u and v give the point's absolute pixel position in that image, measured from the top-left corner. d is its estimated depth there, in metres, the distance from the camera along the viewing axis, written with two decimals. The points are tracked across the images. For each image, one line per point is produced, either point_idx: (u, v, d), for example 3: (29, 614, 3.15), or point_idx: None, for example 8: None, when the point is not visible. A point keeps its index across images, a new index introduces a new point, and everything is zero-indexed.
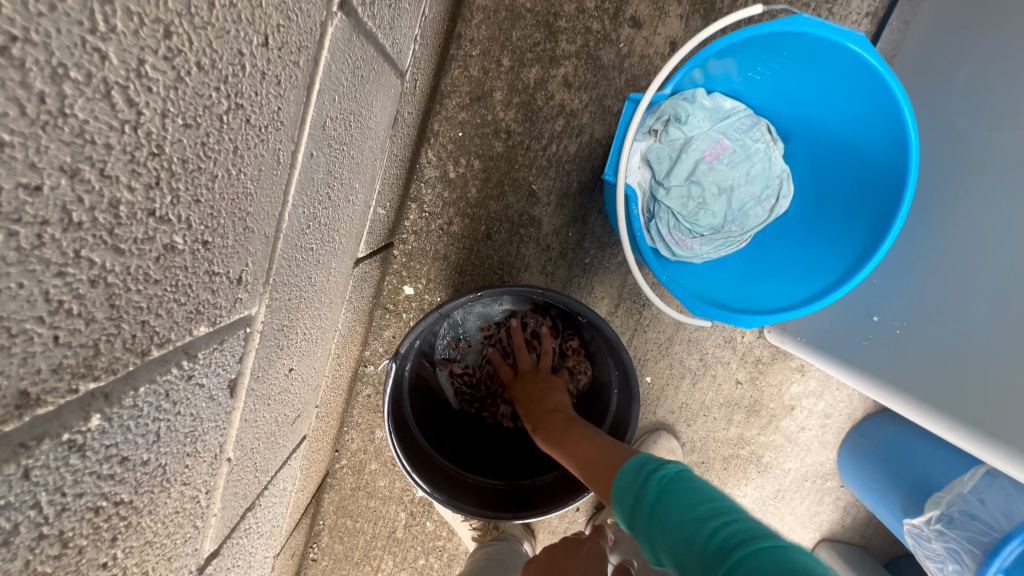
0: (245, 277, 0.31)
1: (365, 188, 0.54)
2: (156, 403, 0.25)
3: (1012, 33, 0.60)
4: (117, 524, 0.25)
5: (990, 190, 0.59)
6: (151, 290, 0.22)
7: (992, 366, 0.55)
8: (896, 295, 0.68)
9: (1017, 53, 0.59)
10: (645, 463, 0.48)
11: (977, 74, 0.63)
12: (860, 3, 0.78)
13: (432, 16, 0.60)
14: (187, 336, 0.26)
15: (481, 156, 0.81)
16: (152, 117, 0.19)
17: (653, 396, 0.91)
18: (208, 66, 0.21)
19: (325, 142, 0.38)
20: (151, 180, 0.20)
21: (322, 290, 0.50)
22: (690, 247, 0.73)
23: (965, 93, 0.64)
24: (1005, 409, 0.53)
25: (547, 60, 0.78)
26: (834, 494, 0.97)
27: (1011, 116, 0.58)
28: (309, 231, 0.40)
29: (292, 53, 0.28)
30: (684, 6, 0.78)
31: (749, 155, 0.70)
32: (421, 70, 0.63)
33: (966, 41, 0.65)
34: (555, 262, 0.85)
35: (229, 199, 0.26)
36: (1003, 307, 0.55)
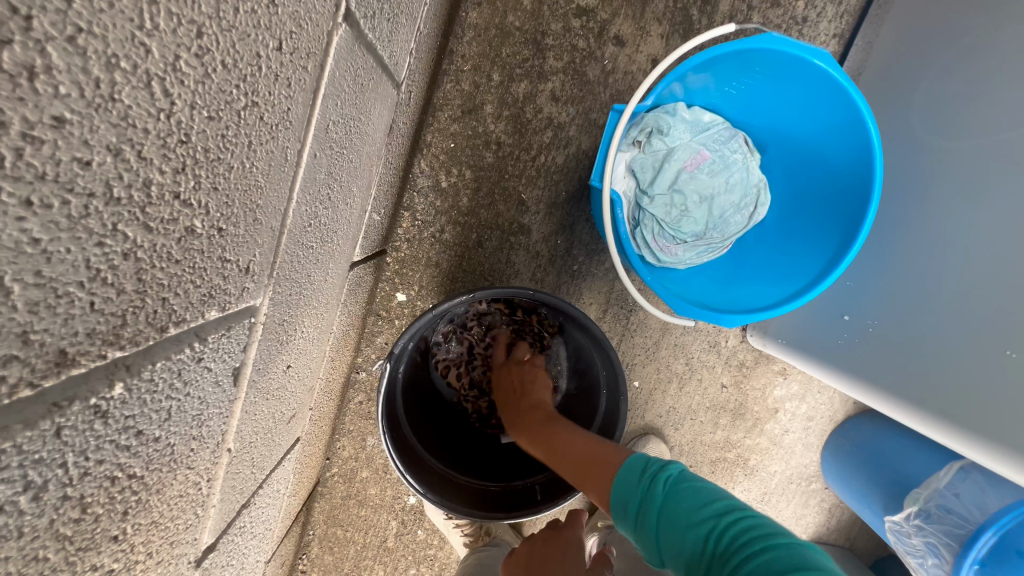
0: (252, 267, 0.32)
1: (362, 193, 0.57)
2: (170, 381, 0.27)
3: (966, 52, 0.64)
4: (129, 498, 0.26)
5: (950, 196, 0.63)
6: (172, 269, 0.23)
7: (961, 361, 0.57)
8: (866, 295, 0.71)
9: (971, 70, 0.63)
10: (646, 467, 0.50)
11: (935, 89, 0.67)
12: (827, 25, 0.83)
13: (426, 32, 0.63)
14: (200, 318, 0.28)
15: (472, 166, 0.84)
16: (183, 108, 0.21)
17: (640, 400, 0.93)
18: (230, 66, 0.23)
19: (327, 145, 0.40)
20: (178, 165, 0.21)
21: (320, 291, 0.51)
22: (674, 253, 0.76)
23: (924, 107, 0.69)
24: (971, 402, 0.56)
25: (535, 76, 0.82)
26: (819, 496, 0.99)
27: (967, 128, 0.62)
28: (310, 229, 0.42)
29: (302, 58, 0.30)
30: (664, 26, 0.82)
31: (728, 165, 0.74)
32: (415, 83, 0.66)
33: (926, 60, 0.70)
34: (544, 269, 0.87)
35: (242, 190, 0.28)
36: (969, 304, 0.58)
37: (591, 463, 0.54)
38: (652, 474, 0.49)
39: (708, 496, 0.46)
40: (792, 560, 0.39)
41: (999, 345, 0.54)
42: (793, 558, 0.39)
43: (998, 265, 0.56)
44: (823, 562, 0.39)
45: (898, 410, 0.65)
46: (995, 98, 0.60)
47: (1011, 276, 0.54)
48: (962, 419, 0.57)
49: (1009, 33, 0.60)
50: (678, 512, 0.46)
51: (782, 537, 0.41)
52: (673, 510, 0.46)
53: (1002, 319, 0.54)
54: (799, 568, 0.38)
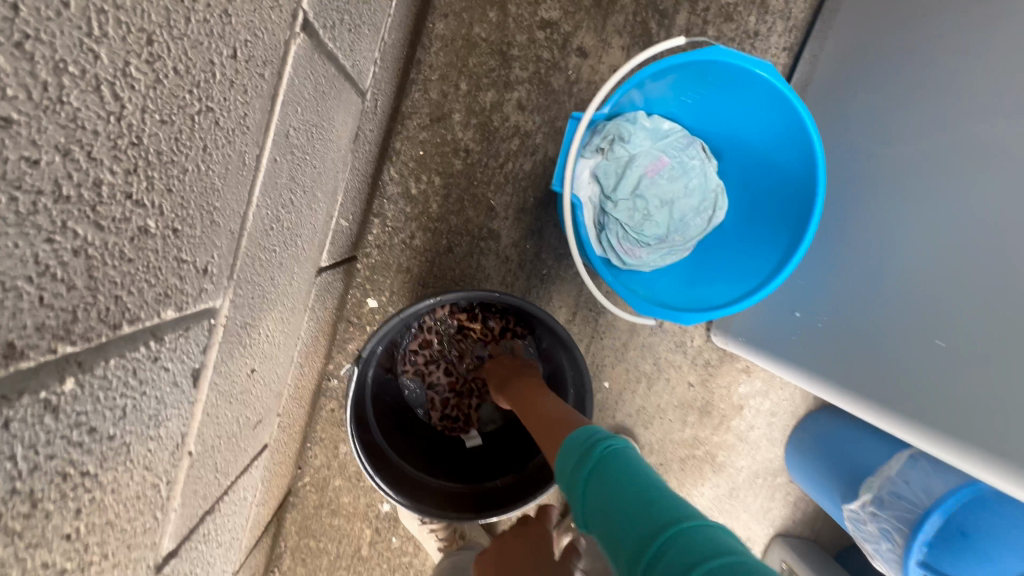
0: (211, 268, 0.33)
1: (327, 199, 0.57)
2: (125, 378, 0.27)
3: (902, 63, 0.69)
4: (82, 496, 0.26)
5: (889, 198, 0.67)
6: (125, 267, 0.24)
7: (900, 351, 0.61)
8: (816, 292, 0.75)
9: (906, 79, 0.68)
10: (590, 437, 0.52)
11: (876, 98, 0.72)
12: (777, 39, 0.88)
13: (391, 42, 0.65)
14: (155, 317, 0.28)
15: (441, 173, 0.85)
16: (134, 111, 0.22)
17: (611, 401, 0.96)
18: (183, 71, 0.24)
19: (288, 150, 0.41)
20: (129, 166, 0.22)
21: (285, 295, 0.52)
22: (638, 256, 0.79)
23: (866, 114, 0.73)
24: (908, 390, 0.60)
25: (501, 85, 0.84)
26: (784, 489, 1.03)
27: (903, 133, 0.67)
28: (272, 233, 0.43)
29: (258, 65, 0.31)
30: (624, 38, 0.86)
31: (687, 170, 0.77)
32: (382, 90, 0.67)
33: (868, 70, 0.75)
34: (514, 273, 0.89)
35: (198, 192, 0.29)
36: (905, 297, 0.62)
37: (562, 422, 0.58)
38: (590, 447, 0.50)
39: (634, 477, 0.46)
40: (696, 551, 0.38)
41: (931, 335, 0.58)
42: (706, 544, 0.38)
43: (929, 261, 0.60)
44: (733, 550, 0.38)
45: (845, 399, 0.68)
46: (922, 107, 0.65)
47: (940, 271, 0.58)
48: (901, 407, 0.60)
49: (928, 50, 0.65)
50: (606, 486, 0.46)
51: (698, 523, 0.40)
52: (601, 482, 0.47)
53: (933, 310, 0.58)
54: (704, 558, 0.37)
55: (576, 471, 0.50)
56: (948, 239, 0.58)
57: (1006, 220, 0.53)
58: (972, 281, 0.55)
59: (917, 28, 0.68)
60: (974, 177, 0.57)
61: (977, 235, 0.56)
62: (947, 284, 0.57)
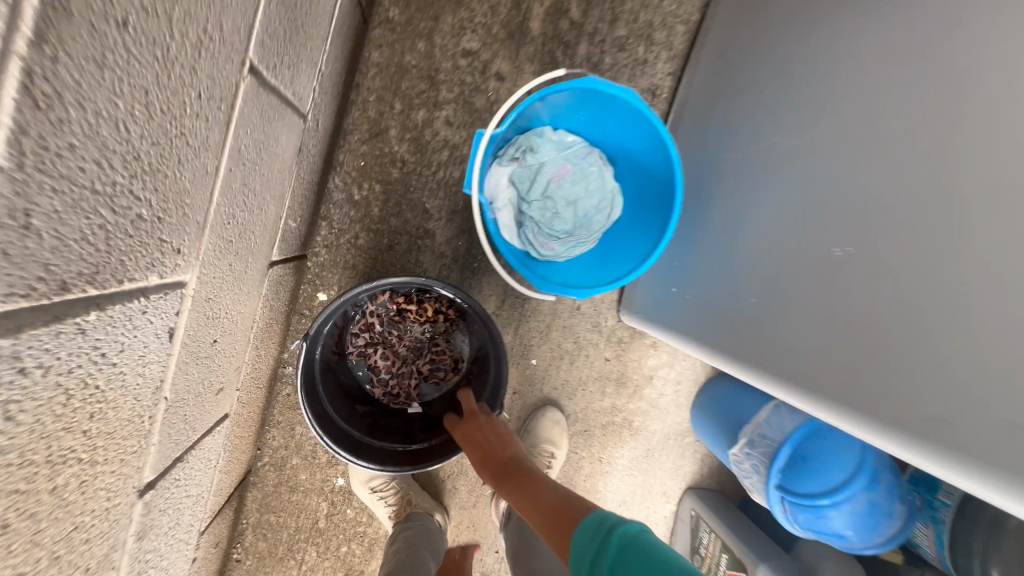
0: (183, 248, 0.45)
1: (275, 202, 0.69)
2: (125, 322, 0.39)
3: (750, 79, 0.85)
4: (95, 404, 0.38)
5: (735, 189, 0.83)
6: (127, 240, 0.36)
7: (731, 307, 0.77)
8: (683, 269, 0.92)
9: (750, 93, 0.84)
10: (605, 518, 0.57)
11: (732, 108, 0.88)
12: (663, 65, 1.06)
13: (329, 71, 0.78)
14: (145, 280, 0.40)
15: (381, 180, 0.98)
16: (137, 138, 0.34)
17: (539, 376, 1.11)
18: (167, 111, 0.37)
19: (241, 162, 0.53)
20: (133, 173, 0.34)
21: (240, 280, 0.63)
22: (551, 248, 0.94)
23: (725, 122, 0.89)
24: (733, 335, 0.76)
25: (431, 105, 0.98)
26: (692, 448, 1.20)
27: (745, 137, 0.82)
28: (230, 227, 0.55)
29: (217, 101, 0.44)
30: (535, 65, 1.01)
31: (587, 175, 0.93)
32: (322, 111, 0.80)
33: (728, 86, 0.91)
34: (449, 267, 1.02)
35: (176, 191, 0.41)
36: (738, 264, 0.78)
37: (560, 513, 0.62)
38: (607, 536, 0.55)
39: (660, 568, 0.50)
40: None
41: (750, 293, 0.74)
42: None
43: (753, 235, 0.76)
44: None
45: (699, 348, 0.84)
46: (752, 119, 0.82)
47: (757, 242, 0.74)
48: (728, 348, 0.76)
49: (767, 69, 0.81)
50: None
51: None
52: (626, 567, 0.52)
53: (752, 273, 0.74)
54: None
55: (592, 562, 0.54)
56: (763, 218, 0.74)
57: (795, 203, 0.69)
58: (774, 249, 0.71)
59: (763, 49, 0.83)
60: (772, 174, 0.74)
61: (774, 216, 0.72)
62: (761, 252, 0.73)
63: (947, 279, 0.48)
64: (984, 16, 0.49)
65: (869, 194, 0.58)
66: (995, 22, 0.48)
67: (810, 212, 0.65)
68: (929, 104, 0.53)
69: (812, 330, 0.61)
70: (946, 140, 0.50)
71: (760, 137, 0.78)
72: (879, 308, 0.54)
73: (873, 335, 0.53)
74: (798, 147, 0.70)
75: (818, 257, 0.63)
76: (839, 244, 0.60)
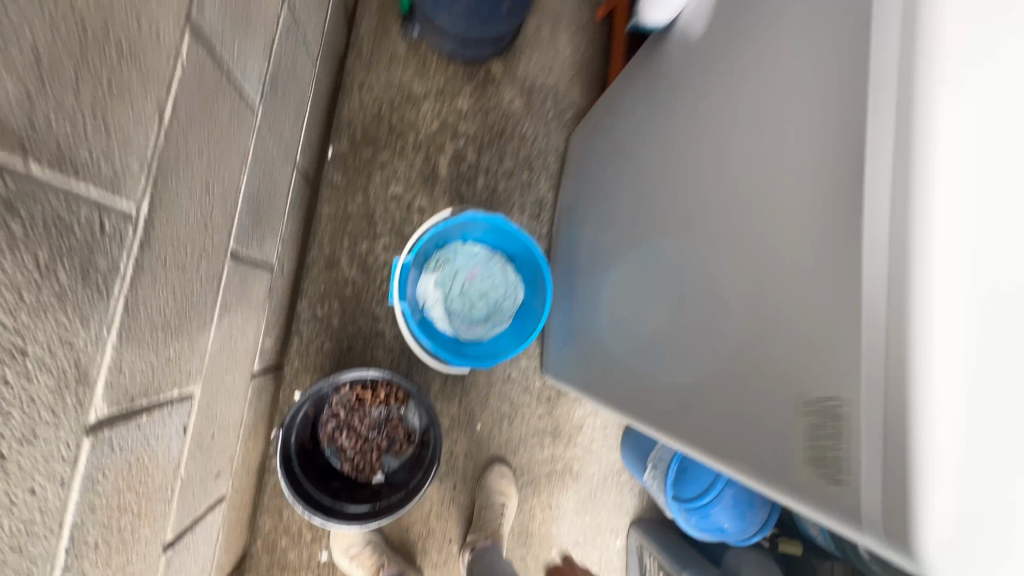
0: (192, 372, 0.71)
1: (254, 329, 0.97)
2: (159, 421, 0.64)
3: (603, 180, 1.10)
4: (143, 474, 0.62)
5: (606, 264, 1.04)
6: (162, 371, 0.63)
7: (613, 362, 0.93)
8: (573, 332, 1.16)
9: (604, 190, 1.09)
10: None
11: (595, 203, 1.14)
12: (545, 183, 1.41)
13: (289, 231, 1.09)
14: (171, 393, 0.66)
15: (338, 298, 1.27)
16: (169, 314, 0.62)
17: (485, 438, 1.33)
18: (185, 295, 0.65)
19: (228, 310, 0.81)
20: (167, 333, 0.62)
21: (231, 389, 0.89)
22: (474, 331, 1.22)
23: (592, 213, 1.15)
24: (615, 385, 0.91)
25: (372, 237, 1.30)
26: (628, 484, 1.39)
27: (606, 224, 1.05)
28: (222, 353, 0.82)
29: (212, 280, 0.73)
30: (448, 197, 1.35)
31: (493, 273, 1.23)
32: (286, 258, 1.10)
33: (590, 186, 1.19)
34: (398, 357, 1.28)
35: (189, 337, 0.68)
36: (614, 325, 0.95)
37: None
38: None
39: None
40: None
41: (623, 348, 0.90)
42: None
43: (620, 302, 0.94)
44: None
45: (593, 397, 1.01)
46: (608, 209, 1.05)
47: (623, 306, 0.92)
48: (614, 396, 0.90)
49: (613, 171, 1.05)
50: None
51: None
52: None
53: (623, 332, 0.91)
54: None
55: None
56: (625, 287, 0.93)
57: (642, 273, 0.87)
58: (634, 312, 0.88)
59: (609, 156, 1.09)
60: (624, 251, 0.95)
61: (631, 284, 0.90)
62: (626, 314, 0.90)
63: (717, 308, 0.65)
64: (720, 138, 0.69)
65: (679, 265, 0.75)
66: (709, 147, 0.71)
67: (650, 281, 0.84)
68: (703, 200, 0.71)
69: (660, 375, 0.76)
70: (700, 208, 0.72)
71: (616, 223, 1.00)
72: (682, 357, 0.71)
73: (689, 357, 0.70)
74: (636, 230, 0.91)
75: (659, 316, 0.79)
76: (668, 305, 0.77)
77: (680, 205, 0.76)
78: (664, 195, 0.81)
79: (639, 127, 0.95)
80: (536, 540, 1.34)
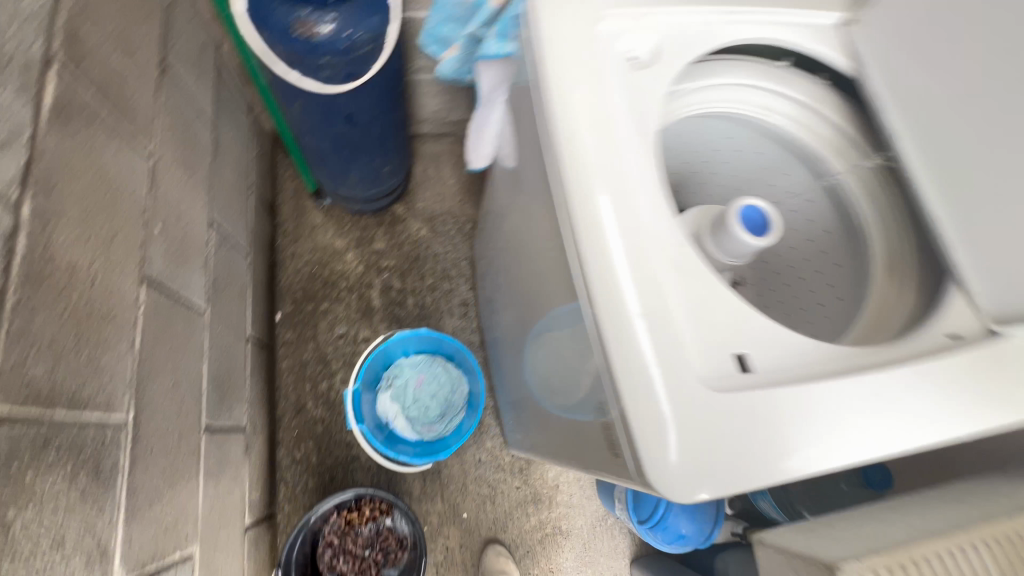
0: (189, 534, 0.87)
1: (239, 486, 1.12)
2: None
3: (499, 270, 1.33)
4: None
5: (517, 338, 1.23)
6: (163, 539, 0.78)
7: (547, 421, 1.07)
8: (518, 403, 1.31)
9: (501, 279, 1.31)
10: None
11: (499, 291, 1.35)
12: (465, 286, 1.66)
13: (255, 393, 1.29)
14: (173, 557, 0.81)
15: (311, 437, 1.44)
16: (162, 490, 0.79)
17: (473, 523, 1.44)
18: (172, 472, 0.83)
19: (211, 475, 0.98)
20: (162, 506, 0.79)
21: (227, 544, 1.03)
22: (436, 429, 1.39)
23: (499, 300, 1.37)
24: (556, 441, 1.05)
25: (329, 375, 1.50)
26: (617, 526, 1.49)
27: (508, 305, 1.26)
28: (212, 513, 0.97)
29: (192, 454, 0.90)
30: (386, 322, 1.58)
31: (437, 374, 1.43)
32: (257, 417, 1.29)
33: (493, 278, 1.42)
34: (376, 473, 1.42)
35: (180, 506, 0.84)
36: (537, 390, 1.11)
37: None
38: None
39: None
40: None
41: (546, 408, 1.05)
42: None
43: (533, 368, 1.11)
44: None
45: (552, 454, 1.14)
46: (507, 293, 1.26)
47: (536, 372, 1.09)
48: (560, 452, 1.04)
49: (502, 264, 1.28)
50: None
51: None
52: None
53: (542, 394, 1.07)
54: None
55: None
56: (532, 356, 1.11)
57: (534, 342, 1.06)
58: (540, 376, 1.05)
59: (497, 252, 1.32)
60: (524, 326, 1.14)
61: (534, 353, 1.08)
62: (538, 378, 1.07)
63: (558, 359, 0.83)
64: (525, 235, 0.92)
65: (540, 331, 0.95)
66: (524, 242, 0.94)
67: (538, 348, 1.02)
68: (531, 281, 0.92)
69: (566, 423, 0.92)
70: (534, 287, 0.93)
71: (513, 305, 1.20)
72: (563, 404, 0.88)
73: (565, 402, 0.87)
74: (522, 308, 1.11)
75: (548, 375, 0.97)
76: (548, 365, 0.95)
77: (525, 276, 0.97)
78: (520, 275, 1.03)
79: (502, 229, 1.20)
80: None
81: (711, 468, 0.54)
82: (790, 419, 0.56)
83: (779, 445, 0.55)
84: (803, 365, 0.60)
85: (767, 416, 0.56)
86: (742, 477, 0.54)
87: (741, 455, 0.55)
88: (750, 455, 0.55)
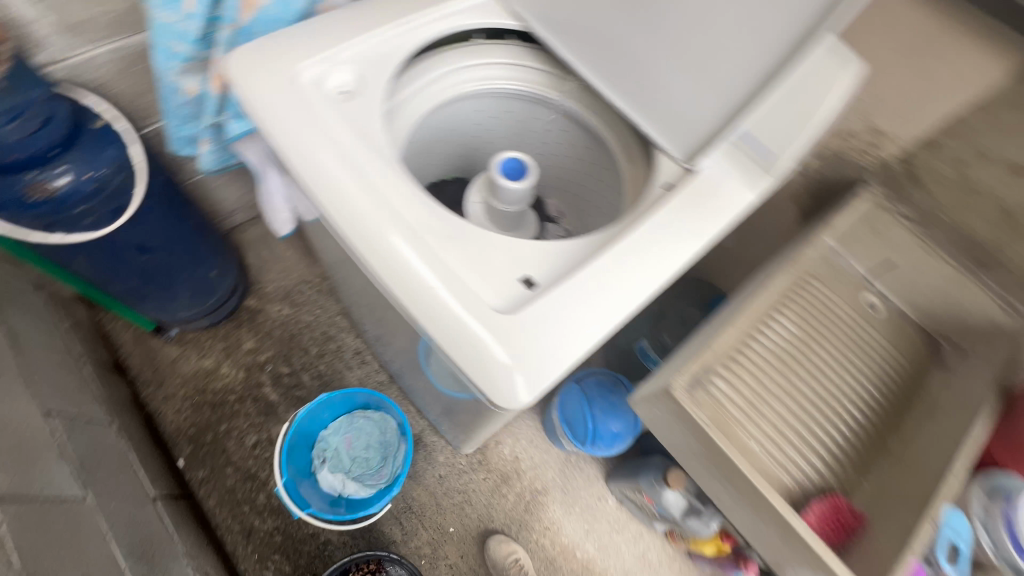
0: None
1: None
2: None
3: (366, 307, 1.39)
4: None
5: (408, 355, 1.31)
6: None
7: (466, 403, 1.17)
8: (442, 407, 1.40)
9: (371, 313, 1.38)
10: None
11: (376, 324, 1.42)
12: (350, 336, 1.69)
13: (189, 543, 1.24)
14: None
15: (273, 550, 1.41)
16: None
17: (463, 531, 1.51)
18: None
19: None
20: None
21: None
22: (384, 472, 1.42)
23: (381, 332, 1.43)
24: (479, 412, 1.15)
25: (261, 486, 1.47)
26: (581, 458, 1.63)
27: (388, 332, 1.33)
28: None
29: None
30: (292, 408, 1.57)
31: (359, 425, 1.48)
32: (204, 563, 1.24)
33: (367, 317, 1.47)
34: (353, 544, 1.44)
35: None
36: (444, 386, 1.19)
37: None
38: None
39: None
40: None
41: (458, 393, 1.15)
42: None
43: (432, 369, 1.19)
44: None
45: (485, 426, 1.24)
46: (382, 322, 1.33)
47: (434, 370, 1.18)
48: (487, 417, 1.15)
49: (365, 300, 1.34)
50: None
51: None
52: None
53: (448, 384, 1.16)
54: None
55: None
56: (426, 360, 1.18)
57: (418, 346, 1.14)
58: (439, 371, 1.13)
59: (356, 292, 1.38)
60: (407, 342, 1.21)
61: (424, 356, 1.16)
62: (439, 374, 1.16)
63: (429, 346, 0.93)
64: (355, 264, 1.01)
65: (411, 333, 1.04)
66: None
67: (422, 350, 1.11)
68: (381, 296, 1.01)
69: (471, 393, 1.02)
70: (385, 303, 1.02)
71: (389, 329, 1.27)
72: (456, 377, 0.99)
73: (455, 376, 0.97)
74: (397, 326, 1.19)
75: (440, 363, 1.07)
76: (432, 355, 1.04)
77: None
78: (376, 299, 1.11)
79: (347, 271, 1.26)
80: (561, 558, 1.52)
81: (528, 359, 0.65)
82: (569, 295, 0.69)
83: (569, 318, 0.68)
84: (572, 255, 0.74)
85: (553, 301, 0.68)
86: (554, 354, 0.66)
87: (543, 337, 0.66)
88: (551, 336, 0.67)
